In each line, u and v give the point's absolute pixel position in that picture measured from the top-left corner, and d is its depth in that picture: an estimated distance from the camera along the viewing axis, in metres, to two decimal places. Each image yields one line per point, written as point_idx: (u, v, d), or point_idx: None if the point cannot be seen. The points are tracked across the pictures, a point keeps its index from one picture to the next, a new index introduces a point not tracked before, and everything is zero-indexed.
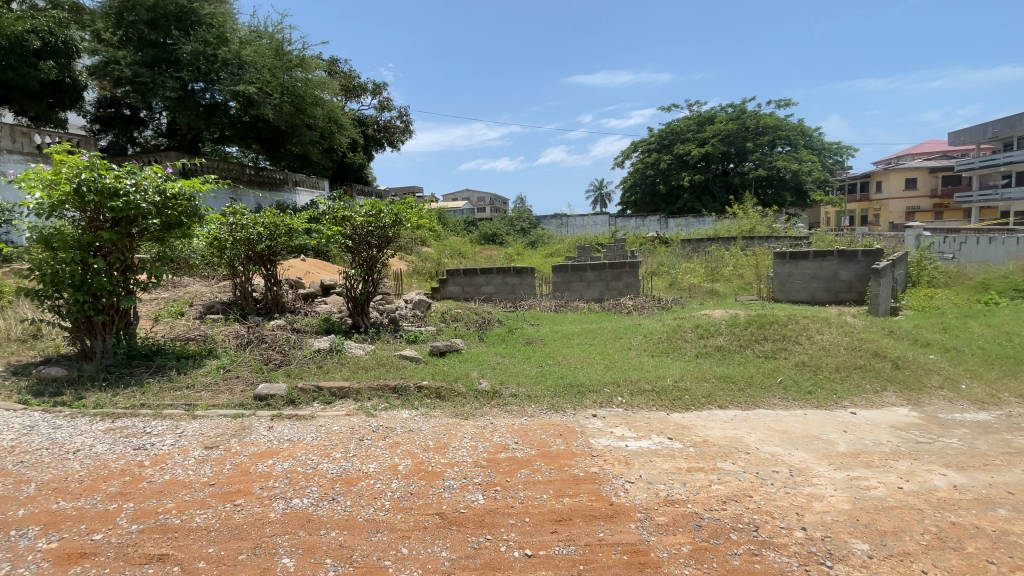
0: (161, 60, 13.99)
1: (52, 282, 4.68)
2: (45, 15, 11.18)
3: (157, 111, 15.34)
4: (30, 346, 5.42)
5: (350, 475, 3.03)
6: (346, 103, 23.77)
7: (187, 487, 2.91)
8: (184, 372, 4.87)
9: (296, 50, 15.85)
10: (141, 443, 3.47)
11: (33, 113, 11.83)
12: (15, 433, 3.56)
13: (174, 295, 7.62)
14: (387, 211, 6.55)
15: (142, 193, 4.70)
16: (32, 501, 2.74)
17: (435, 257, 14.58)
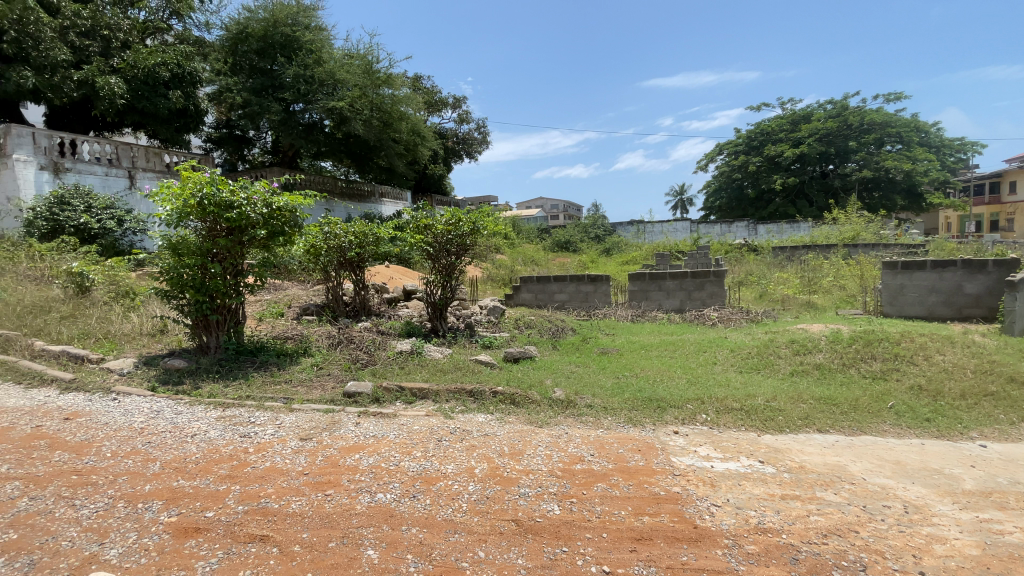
0: (267, 86, 15.47)
1: (178, 284, 5.31)
2: (174, 50, 12.73)
3: (263, 132, 16.93)
4: (158, 339, 6.18)
5: (429, 474, 3.12)
6: (429, 117, 24.94)
7: (284, 474, 3.15)
8: (283, 368, 5.31)
9: (383, 69, 16.85)
10: (246, 431, 3.82)
11: (163, 136, 13.49)
12: (145, 416, 4.07)
13: (276, 297, 8.37)
14: (465, 220, 6.74)
15: (251, 206, 5.21)
16: (157, 478, 3.11)
17: (510, 264, 14.76)
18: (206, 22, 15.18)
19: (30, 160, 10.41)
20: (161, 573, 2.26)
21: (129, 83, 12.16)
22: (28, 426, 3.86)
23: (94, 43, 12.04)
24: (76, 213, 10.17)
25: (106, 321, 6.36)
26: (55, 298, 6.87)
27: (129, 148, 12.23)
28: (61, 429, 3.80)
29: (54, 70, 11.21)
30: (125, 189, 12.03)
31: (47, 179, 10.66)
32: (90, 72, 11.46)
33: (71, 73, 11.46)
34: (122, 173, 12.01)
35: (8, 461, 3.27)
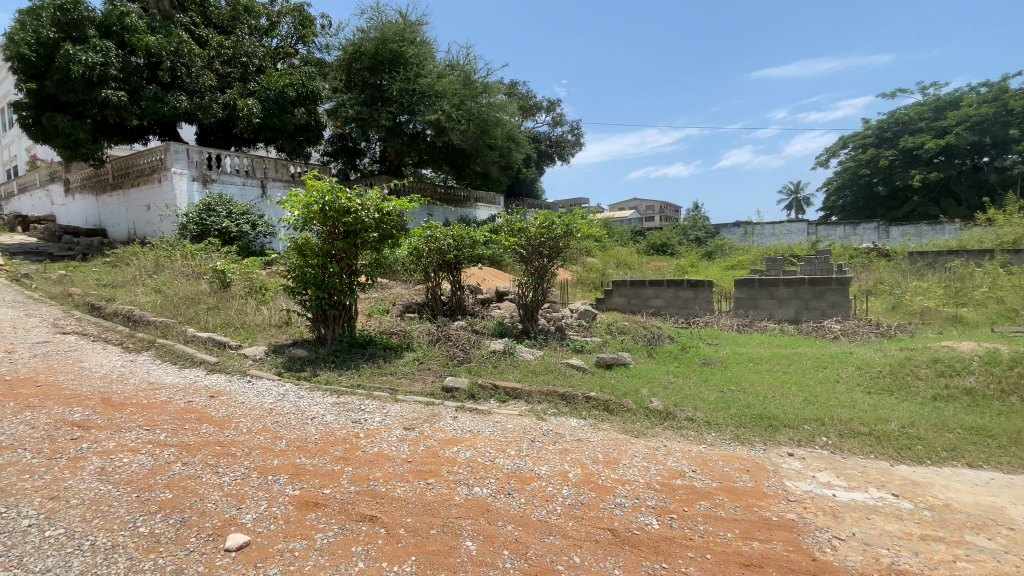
0: (376, 98, 16.73)
1: (301, 281, 5.91)
2: (299, 72, 14.22)
3: (372, 142, 18.34)
4: (283, 330, 6.93)
5: (524, 473, 3.18)
6: (523, 121, 25.37)
7: (390, 460, 3.38)
8: (388, 361, 5.71)
9: (481, 77, 17.56)
10: (357, 417, 4.15)
11: (288, 150, 14.98)
12: (273, 398, 4.60)
13: (382, 295, 9.01)
14: (559, 223, 6.76)
15: (365, 210, 5.68)
16: (283, 454, 3.49)
17: (602, 267, 14.53)
18: (326, 45, 16.75)
19: (184, 173, 12.20)
20: (287, 540, 2.54)
21: (263, 103, 13.74)
22: (182, 400, 4.53)
23: (234, 69, 13.81)
24: (219, 219, 11.74)
25: (242, 313, 7.27)
26: (204, 292, 7.98)
27: (262, 161, 13.86)
28: (208, 405, 4.42)
29: (201, 94, 13.11)
30: (257, 197, 13.67)
31: (195, 188, 12.40)
32: (232, 95, 13.16)
33: (216, 96, 13.20)
34: (255, 183, 13.64)
35: (168, 430, 3.86)
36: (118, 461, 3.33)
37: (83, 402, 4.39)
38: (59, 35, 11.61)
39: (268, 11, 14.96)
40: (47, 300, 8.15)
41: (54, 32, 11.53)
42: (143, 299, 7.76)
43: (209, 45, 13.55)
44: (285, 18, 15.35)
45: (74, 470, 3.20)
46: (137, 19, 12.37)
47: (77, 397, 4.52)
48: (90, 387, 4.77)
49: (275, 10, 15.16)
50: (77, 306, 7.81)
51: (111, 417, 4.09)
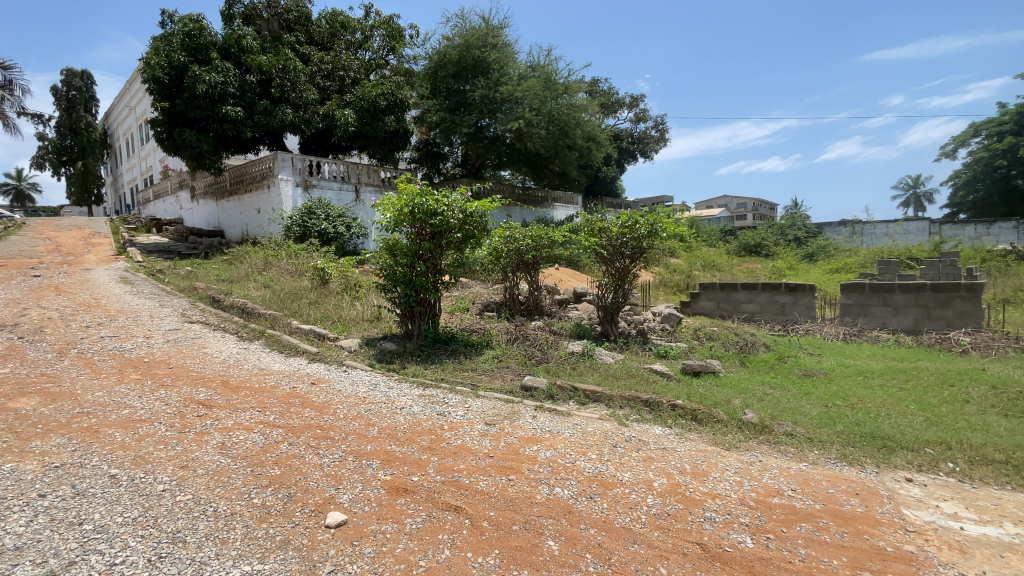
0: (459, 104, 17.26)
1: (391, 280, 6.27)
2: (390, 82, 15.09)
3: (454, 147, 18.98)
4: (374, 325, 7.40)
5: (606, 478, 3.15)
6: (604, 119, 24.99)
7: (473, 454, 3.50)
8: (469, 357, 5.89)
9: (561, 78, 17.61)
10: (441, 410, 4.34)
11: (379, 156, 15.91)
12: (366, 388, 4.92)
13: (463, 294, 9.30)
14: (643, 222, 6.57)
15: (450, 211, 5.92)
16: (376, 440, 3.73)
17: (687, 269, 13.94)
18: (413, 54, 17.61)
19: (289, 179, 13.40)
20: (380, 521, 2.71)
21: (357, 112, 14.69)
22: (288, 386, 4.99)
23: (332, 82, 14.95)
24: (319, 222, 12.76)
25: (338, 308, 7.85)
26: (305, 288, 8.71)
27: (356, 167, 14.82)
28: (309, 391, 4.84)
29: (305, 106, 14.27)
30: (351, 201, 14.68)
31: (298, 193, 13.56)
32: (330, 106, 14.24)
33: (317, 108, 14.33)
34: (349, 188, 14.64)
35: (276, 412, 4.28)
36: (235, 438, 3.74)
37: (207, 384, 4.99)
38: (188, 59, 13.11)
39: (362, 26, 16.04)
40: (179, 293, 9.33)
41: (185, 56, 13.07)
42: (255, 293, 8.64)
43: (312, 61, 14.77)
44: (377, 31, 16.39)
45: (201, 443, 3.65)
46: (252, 41, 13.79)
47: (202, 379, 5.15)
48: (212, 370, 5.43)
49: (368, 25, 16.21)
50: (202, 298, 8.86)
51: (229, 398, 4.61)
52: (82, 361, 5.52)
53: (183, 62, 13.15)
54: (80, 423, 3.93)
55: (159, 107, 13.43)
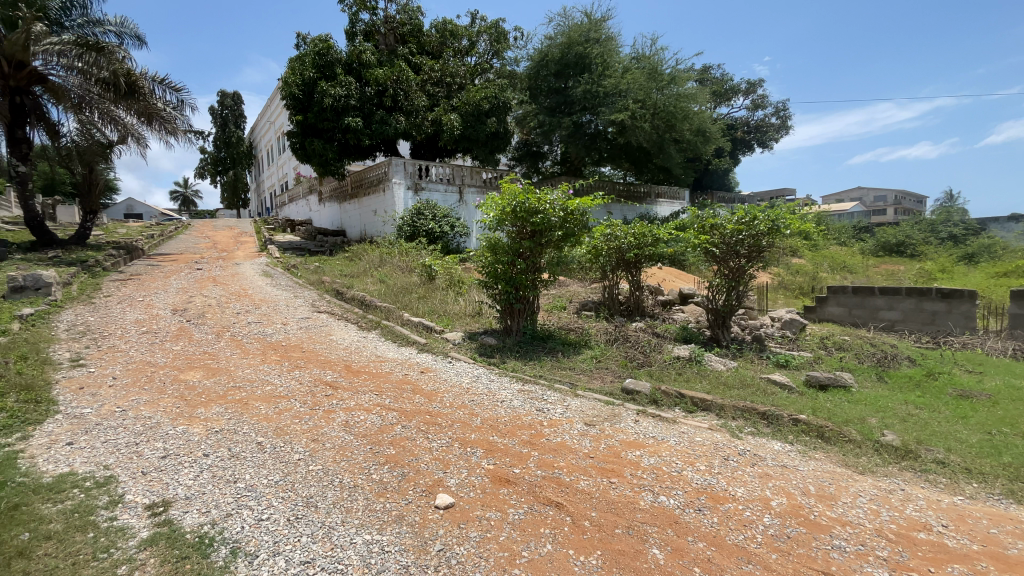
0: (561, 102, 17.26)
1: (493, 277, 6.47)
2: (494, 84, 15.54)
3: (555, 145, 19.04)
4: (476, 319, 7.69)
5: (716, 491, 2.98)
6: (717, 108, 23.47)
7: (574, 452, 3.51)
8: (569, 356, 5.90)
9: (669, 68, 16.79)
10: (541, 406, 4.40)
11: (482, 156, 16.44)
12: (469, 380, 5.15)
13: (561, 292, 9.31)
14: (762, 218, 6.06)
15: (552, 210, 5.95)
16: (479, 430, 3.89)
17: (811, 270, 12.63)
18: (516, 56, 17.95)
19: (401, 182, 14.38)
20: (484, 508, 2.83)
21: (463, 116, 15.30)
22: (400, 373, 5.39)
23: (440, 89, 15.77)
24: (426, 222, 13.54)
25: (444, 303, 8.28)
26: (414, 283, 9.30)
27: (460, 170, 15.48)
28: (419, 379, 5.18)
29: (416, 113, 15.18)
30: (456, 202, 15.38)
31: (408, 195, 14.50)
32: (438, 112, 15.02)
33: (427, 114, 15.17)
34: (455, 189, 15.35)
35: (390, 396, 4.65)
36: (356, 417, 4.13)
37: (332, 367, 5.56)
38: (318, 75, 14.61)
39: (469, 32, 16.73)
40: (308, 286, 10.47)
41: (315, 73, 14.50)
42: (371, 287, 9.41)
43: (422, 70, 15.69)
44: (483, 36, 17.00)
45: (328, 420, 4.08)
46: (370, 56, 15.00)
47: (328, 362, 5.76)
48: (336, 355, 6.04)
49: (474, 31, 16.84)
50: (327, 291, 9.85)
51: (350, 381, 5.10)
52: (234, 343, 6.43)
53: (313, 79, 14.66)
54: (233, 396, 4.61)
55: (294, 121, 15.15)
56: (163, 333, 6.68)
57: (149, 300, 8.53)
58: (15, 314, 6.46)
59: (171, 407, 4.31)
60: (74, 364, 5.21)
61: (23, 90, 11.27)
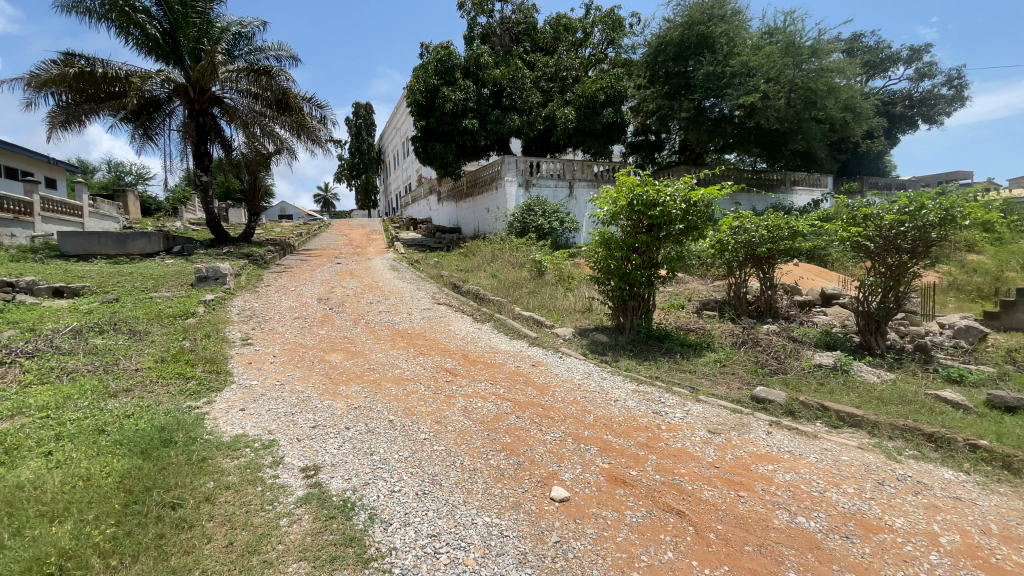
0: (681, 87, 16.38)
1: (607, 273, 6.34)
2: (609, 75, 15.17)
3: (673, 132, 18.19)
4: (587, 315, 7.60)
5: (868, 519, 2.62)
6: (868, 81, 20.52)
7: (696, 460, 3.31)
8: (688, 358, 5.58)
9: (809, 40, 15.03)
10: (659, 409, 4.22)
11: (595, 149, 16.09)
12: (581, 376, 5.12)
13: (679, 289, 8.85)
14: (932, 206, 5.14)
15: (672, 202, 5.63)
16: (593, 427, 3.84)
17: (996, 269, 10.48)
18: (632, 44, 17.37)
19: (513, 180, 14.72)
20: (600, 507, 2.78)
21: (578, 110, 15.15)
22: (513, 364, 5.53)
23: (555, 84, 15.80)
24: (537, 218, 13.70)
25: (554, 298, 8.32)
26: (525, 278, 9.47)
27: (571, 165, 15.39)
28: (531, 371, 5.28)
29: (529, 110, 15.38)
30: (566, 197, 15.33)
31: (520, 192, 14.79)
32: (552, 107, 15.04)
33: (540, 110, 15.29)
34: (566, 185, 15.30)
35: (504, 386, 4.79)
36: (473, 404, 4.33)
37: (450, 355, 5.89)
38: (439, 81, 15.49)
39: (583, 24, 16.58)
40: (428, 279, 11.19)
41: (437, 79, 15.40)
42: (484, 281, 9.78)
43: (537, 67, 15.87)
44: (597, 26, 16.75)
45: (449, 404, 4.33)
46: (487, 58, 15.53)
47: (447, 351, 6.10)
48: (454, 344, 6.38)
49: (589, 22, 16.66)
50: (444, 285, 10.44)
51: (467, 369, 5.36)
52: (367, 329, 7.10)
53: (435, 85, 15.57)
54: (367, 377, 5.10)
55: (418, 125, 16.25)
56: (310, 319, 7.59)
57: (299, 290, 9.76)
58: (201, 300, 7.79)
59: (318, 383, 4.90)
60: (244, 343, 6.16)
61: (205, 113, 13.50)
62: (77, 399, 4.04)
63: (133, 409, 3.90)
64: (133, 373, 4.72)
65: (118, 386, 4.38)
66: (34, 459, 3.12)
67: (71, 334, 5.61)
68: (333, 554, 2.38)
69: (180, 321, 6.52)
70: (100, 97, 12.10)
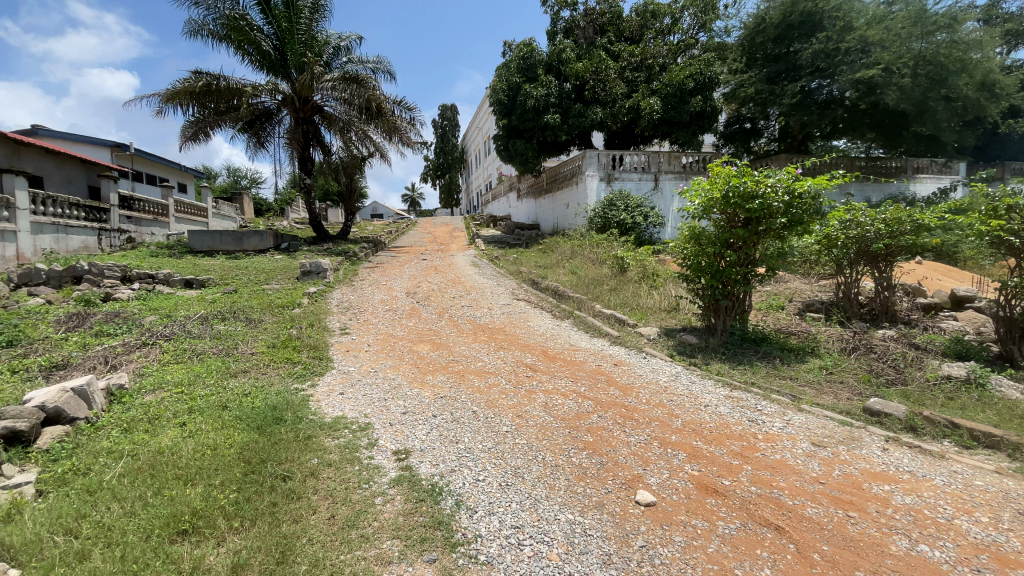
0: (782, 70, 15.21)
1: (697, 270, 6.05)
2: (699, 61, 14.40)
3: (772, 119, 16.95)
4: (673, 315, 7.28)
5: (1007, 553, 2.29)
6: (1014, 51, 17.71)
7: (798, 474, 3.07)
8: (788, 363, 5.18)
9: (941, 8, 13.24)
10: (754, 417, 3.96)
11: (683, 140, 15.35)
12: (667, 377, 4.94)
13: (777, 289, 8.23)
14: None
15: (773, 194, 5.23)
16: (682, 432, 3.69)
17: None
18: (726, 27, 16.38)
19: (595, 174, 14.49)
20: (689, 515, 2.66)
21: (664, 99, 14.53)
22: (595, 362, 5.46)
23: (640, 73, 15.28)
24: (619, 213, 13.35)
25: (637, 296, 8.06)
26: (607, 275, 9.30)
27: (657, 156, 14.82)
28: (613, 370, 5.17)
29: (613, 102, 15.02)
30: (651, 190, 14.80)
31: (601, 187, 14.53)
32: (636, 98, 14.54)
33: (624, 102, 14.87)
34: (650, 177, 14.77)
35: (586, 385, 4.74)
36: (555, 400, 4.33)
37: (531, 351, 5.94)
38: (521, 78, 15.63)
39: (672, 9, 15.91)
40: (507, 275, 11.35)
41: (519, 77, 15.57)
42: (564, 278, 9.72)
43: (621, 58, 15.45)
44: (688, 11, 15.99)
45: (530, 399, 4.36)
46: (570, 52, 15.42)
47: (527, 346, 6.15)
48: (535, 340, 6.43)
49: (679, 6, 15.92)
50: (524, 281, 10.53)
51: (548, 365, 5.37)
52: (451, 323, 7.36)
53: (518, 82, 15.72)
54: (453, 368, 5.29)
55: (500, 124, 16.53)
56: (400, 312, 8.02)
57: (389, 284, 10.33)
58: (305, 292, 8.51)
59: (407, 372, 5.17)
60: (342, 332, 6.65)
61: (308, 120, 14.69)
62: (204, 377, 4.59)
63: (250, 389, 4.36)
64: (249, 356, 5.26)
65: (237, 367, 4.92)
66: (172, 428, 3.60)
67: (200, 320, 6.39)
68: (423, 535, 2.49)
69: (287, 311, 7.18)
70: (222, 110, 13.56)
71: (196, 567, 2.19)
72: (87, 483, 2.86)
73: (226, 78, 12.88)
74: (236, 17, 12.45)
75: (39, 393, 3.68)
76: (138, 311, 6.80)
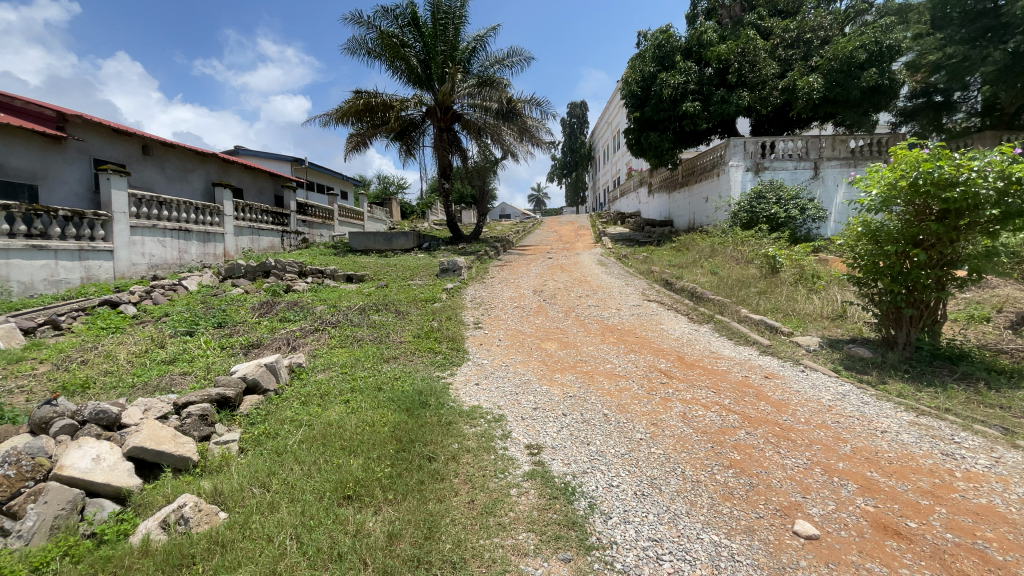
0: (989, 28, 12.52)
1: (873, 272, 5.20)
2: (875, 28, 12.36)
3: (974, 88, 14.03)
4: (838, 324, 6.37)
5: None
6: None
7: (1013, 526, 2.49)
8: (997, 389, 4.20)
9: None
10: (949, 450, 3.28)
11: (851, 121, 13.37)
12: (832, 396, 4.32)
13: (981, 297, 6.75)
14: None
15: (982, 180, 4.29)
16: (850, 460, 3.20)
17: None
18: None
19: (740, 165, 13.32)
20: (863, 556, 2.30)
21: (828, 76, 12.76)
22: (741, 373, 5.00)
23: (796, 50, 13.62)
24: (768, 206, 12.05)
25: (792, 300, 7.20)
26: (754, 276, 8.50)
27: (818, 140, 13.10)
28: (763, 384, 4.67)
29: (763, 84, 13.59)
30: (810, 179, 13.13)
31: (747, 177, 13.30)
32: (792, 78, 12.97)
33: (777, 83, 13.36)
34: (809, 164, 13.11)
35: (731, 397, 4.36)
36: (694, 412, 4.04)
37: (666, 356, 5.65)
38: (657, 68, 15.03)
39: None
40: (638, 275, 10.96)
41: (654, 67, 15.03)
42: (702, 278, 9.10)
43: (774, 34, 13.97)
44: None
45: (665, 408, 4.14)
46: (712, 34, 14.40)
47: (661, 351, 5.86)
48: (669, 345, 6.10)
49: None
50: (656, 281, 10.06)
51: (686, 372, 5.06)
52: (578, 322, 7.34)
53: (653, 73, 15.13)
54: (583, 368, 5.27)
55: (632, 118, 16.04)
56: (528, 309, 8.22)
57: (517, 281, 10.66)
58: (444, 287, 9.18)
59: (536, 368, 5.28)
60: (476, 326, 7.02)
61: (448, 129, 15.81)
62: (363, 361, 5.20)
63: (400, 373, 4.84)
64: (399, 345, 5.82)
65: (389, 353, 5.47)
66: (339, 404, 4.12)
67: (359, 310, 7.26)
68: (557, 533, 2.50)
69: (429, 304, 7.80)
70: (376, 123, 15.17)
71: (359, 531, 2.46)
72: (275, 446, 3.40)
73: (381, 95, 14.39)
74: (390, 35, 13.78)
75: (243, 366, 4.49)
76: (311, 301, 7.93)
